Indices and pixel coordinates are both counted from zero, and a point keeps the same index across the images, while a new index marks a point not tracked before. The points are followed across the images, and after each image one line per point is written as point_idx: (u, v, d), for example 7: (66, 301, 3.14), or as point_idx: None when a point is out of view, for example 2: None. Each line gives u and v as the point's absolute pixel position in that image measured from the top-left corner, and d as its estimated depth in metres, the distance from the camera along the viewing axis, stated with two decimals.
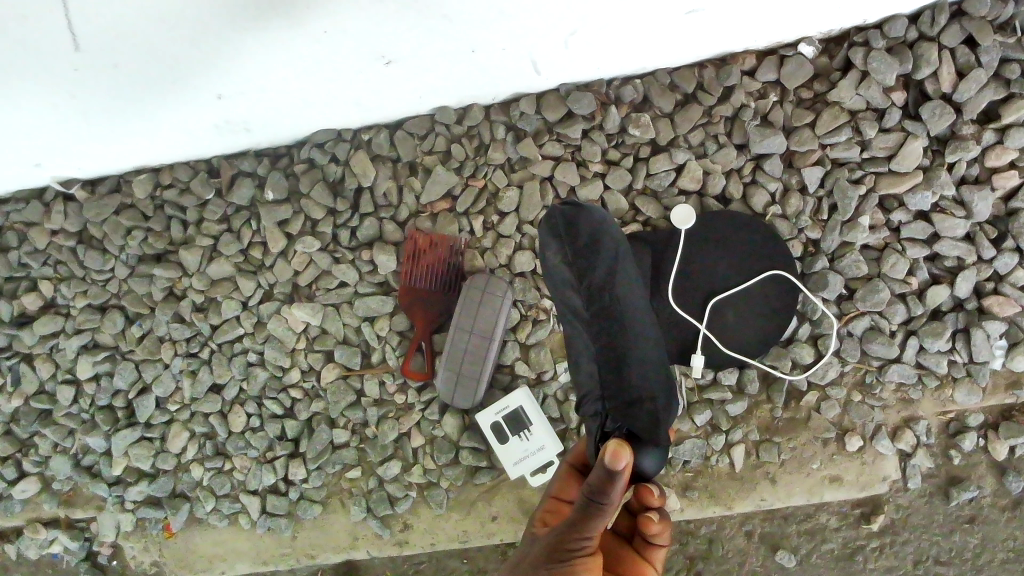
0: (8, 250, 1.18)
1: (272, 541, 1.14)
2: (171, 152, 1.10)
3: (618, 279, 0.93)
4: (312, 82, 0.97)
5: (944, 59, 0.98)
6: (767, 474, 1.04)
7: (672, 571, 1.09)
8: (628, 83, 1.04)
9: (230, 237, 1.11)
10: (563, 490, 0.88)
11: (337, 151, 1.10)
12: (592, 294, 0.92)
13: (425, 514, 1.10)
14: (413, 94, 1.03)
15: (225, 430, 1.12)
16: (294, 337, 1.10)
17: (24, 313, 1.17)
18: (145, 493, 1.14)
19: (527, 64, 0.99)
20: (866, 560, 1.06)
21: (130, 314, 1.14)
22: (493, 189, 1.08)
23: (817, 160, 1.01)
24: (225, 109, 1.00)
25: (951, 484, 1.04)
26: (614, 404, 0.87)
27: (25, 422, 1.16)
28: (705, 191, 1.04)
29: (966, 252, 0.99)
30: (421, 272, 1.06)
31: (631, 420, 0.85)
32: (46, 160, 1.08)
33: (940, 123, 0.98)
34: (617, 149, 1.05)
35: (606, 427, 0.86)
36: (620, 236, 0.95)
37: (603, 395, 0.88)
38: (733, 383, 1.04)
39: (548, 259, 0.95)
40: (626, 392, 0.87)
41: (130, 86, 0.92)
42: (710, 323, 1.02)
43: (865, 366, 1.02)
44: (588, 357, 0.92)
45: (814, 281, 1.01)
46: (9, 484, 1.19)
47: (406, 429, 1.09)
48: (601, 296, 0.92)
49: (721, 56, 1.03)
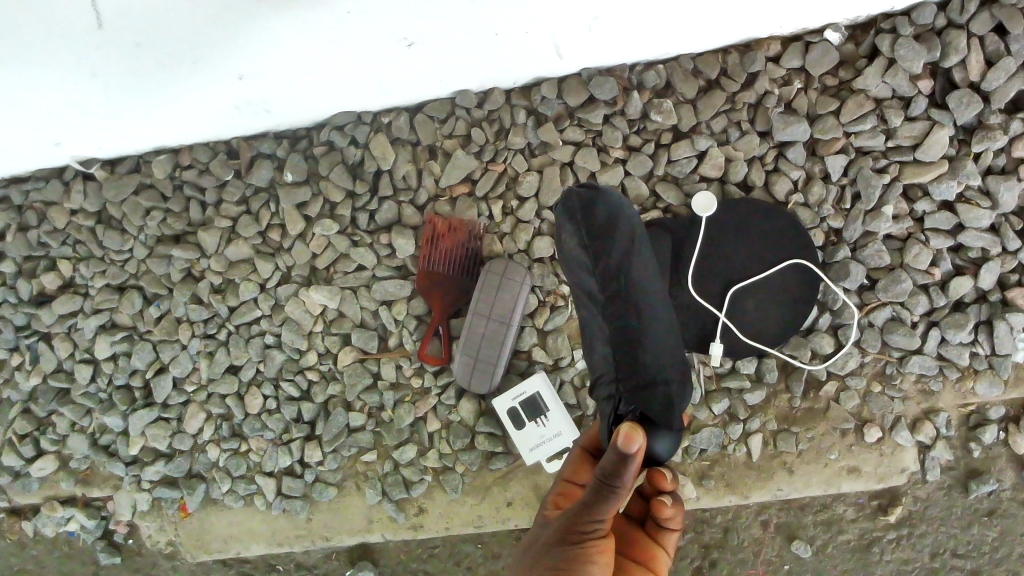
0: (27, 229, 1.18)
1: (287, 523, 1.14)
2: (190, 133, 1.10)
3: (633, 263, 0.92)
4: (334, 63, 0.96)
5: (974, 47, 0.96)
6: (784, 464, 1.04)
7: (687, 559, 1.09)
8: (651, 68, 1.03)
9: (249, 219, 1.11)
10: (575, 473, 0.88)
11: (357, 134, 1.09)
12: (607, 277, 0.91)
13: (441, 498, 1.10)
14: (434, 76, 1.02)
15: (242, 412, 1.12)
16: (311, 319, 1.10)
17: (43, 292, 1.18)
18: (162, 473, 1.15)
19: (549, 48, 0.98)
20: (882, 552, 1.06)
21: (148, 295, 1.14)
22: (513, 174, 1.07)
23: (841, 148, 1.00)
24: (245, 90, 0.99)
25: (970, 476, 1.04)
26: (628, 384, 0.85)
27: (43, 400, 1.17)
28: (727, 178, 1.03)
29: (991, 243, 0.98)
30: (439, 256, 1.06)
31: (645, 402, 0.83)
32: (66, 139, 1.08)
33: (968, 112, 0.97)
34: (638, 135, 1.05)
35: (620, 410, 0.84)
36: (635, 219, 0.95)
37: (618, 376, 0.86)
38: (752, 372, 1.03)
39: (563, 241, 0.94)
40: (641, 374, 0.85)
41: (151, 65, 0.91)
42: (729, 311, 1.02)
43: (885, 357, 1.02)
44: (602, 339, 0.90)
45: (836, 271, 1.00)
46: (27, 462, 1.20)
47: (423, 414, 1.09)
48: (616, 278, 0.91)
49: (746, 42, 1.02)
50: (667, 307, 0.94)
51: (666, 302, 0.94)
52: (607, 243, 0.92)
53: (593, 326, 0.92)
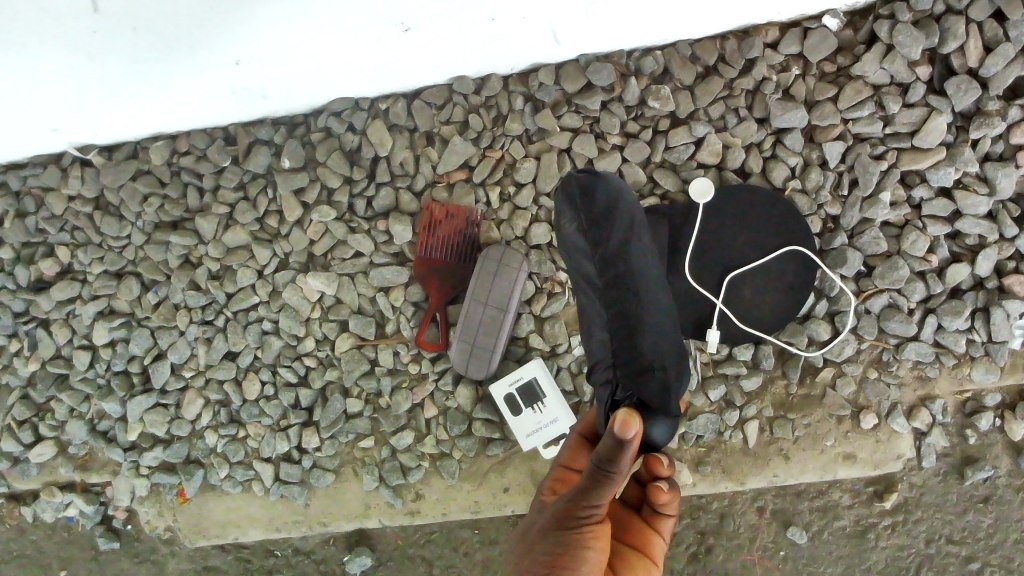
0: (25, 215, 1.18)
1: (285, 508, 1.15)
2: (188, 119, 1.10)
3: (631, 249, 0.91)
4: (331, 48, 0.96)
5: (972, 33, 0.96)
6: (780, 450, 1.04)
7: (683, 545, 1.10)
8: (649, 54, 1.03)
9: (246, 206, 1.11)
10: (572, 459, 0.88)
11: (354, 120, 1.09)
12: (606, 263, 0.90)
13: (438, 485, 1.11)
14: (432, 62, 1.02)
15: (240, 398, 1.12)
16: (309, 305, 1.10)
17: (41, 278, 1.18)
18: (160, 459, 1.15)
19: (547, 33, 0.98)
20: (878, 538, 1.06)
21: (147, 281, 1.14)
22: (510, 160, 1.07)
23: (839, 135, 1.00)
24: (241, 75, 0.99)
25: (966, 463, 1.04)
26: (626, 371, 0.85)
27: (42, 386, 1.17)
28: (724, 165, 1.03)
29: (988, 230, 0.98)
30: (437, 242, 1.06)
31: (642, 389, 0.83)
32: (63, 125, 1.08)
33: (966, 98, 0.97)
34: (636, 122, 1.05)
35: (617, 397, 0.84)
36: (635, 205, 0.94)
37: (616, 363, 0.87)
38: (749, 358, 1.03)
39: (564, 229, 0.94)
40: (640, 360, 0.86)
41: (147, 50, 0.91)
42: (727, 297, 1.01)
43: (882, 344, 1.02)
44: (601, 324, 0.90)
45: (833, 257, 1.00)
46: (26, 447, 1.20)
47: (420, 400, 1.09)
48: (615, 264, 0.90)
49: (744, 28, 1.02)
50: (666, 292, 0.93)
51: (665, 288, 0.94)
52: (605, 230, 0.91)
53: (592, 312, 0.92)
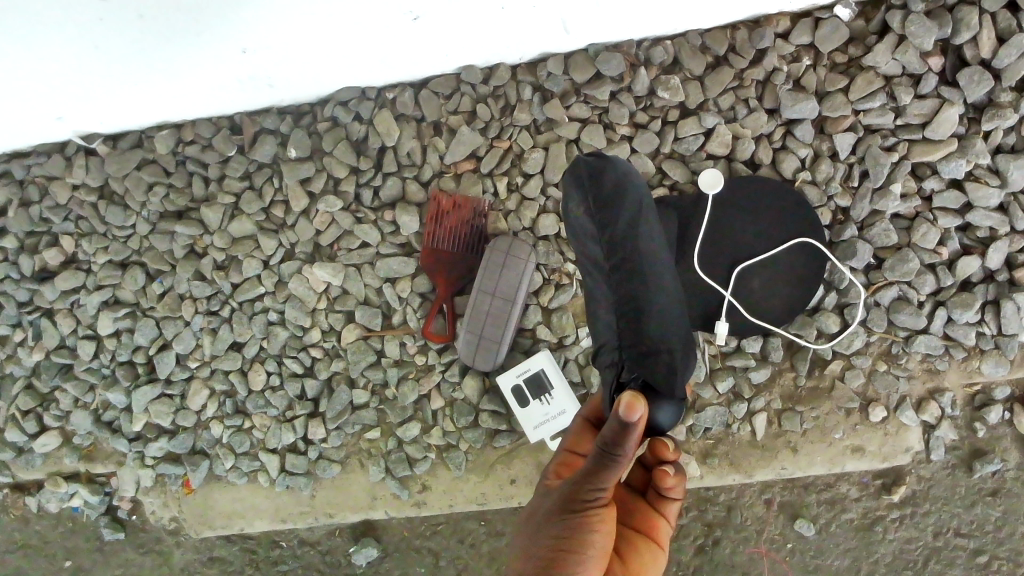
0: (29, 204, 1.17)
1: (290, 498, 1.14)
2: (194, 108, 1.09)
3: (639, 231, 0.90)
4: (339, 37, 0.95)
5: (985, 24, 0.95)
6: (788, 442, 1.04)
7: (689, 538, 1.09)
8: (659, 44, 1.02)
9: (252, 195, 1.10)
10: (577, 444, 0.87)
11: (361, 110, 1.09)
12: (613, 246, 0.89)
13: (444, 476, 1.10)
14: (440, 52, 1.02)
15: (245, 388, 1.12)
16: (315, 296, 1.09)
17: (46, 268, 1.17)
18: (165, 450, 1.15)
19: (556, 23, 0.97)
20: (886, 531, 1.06)
21: (151, 271, 1.14)
22: (518, 150, 1.07)
23: (850, 126, 1.00)
24: (248, 65, 0.98)
25: (974, 456, 1.04)
26: (632, 352, 0.84)
27: (46, 376, 1.17)
28: (734, 156, 1.03)
29: (999, 223, 0.98)
30: (444, 233, 1.05)
31: (647, 370, 0.82)
32: (67, 113, 1.07)
33: (978, 89, 0.96)
34: (645, 112, 1.04)
35: (623, 378, 0.83)
36: (640, 188, 0.93)
37: (622, 345, 0.86)
38: (757, 351, 1.02)
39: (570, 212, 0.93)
40: (644, 341, 0.84)
41: (153, 38, 0.90)
42: (735, 288, 1.01)
43: (891, 337, 1.01)
44: (608, 309, 0.89)
45: (842, 250, 1.00)
46: (31, 438, 1.20)
47: (427, 391, 1.09)
48: (621, 247, 0.89)
49: (755, 18, 1.01)
50: (673, 278, 0.93)
51: (672, 273, 0.93)
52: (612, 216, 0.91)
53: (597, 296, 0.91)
